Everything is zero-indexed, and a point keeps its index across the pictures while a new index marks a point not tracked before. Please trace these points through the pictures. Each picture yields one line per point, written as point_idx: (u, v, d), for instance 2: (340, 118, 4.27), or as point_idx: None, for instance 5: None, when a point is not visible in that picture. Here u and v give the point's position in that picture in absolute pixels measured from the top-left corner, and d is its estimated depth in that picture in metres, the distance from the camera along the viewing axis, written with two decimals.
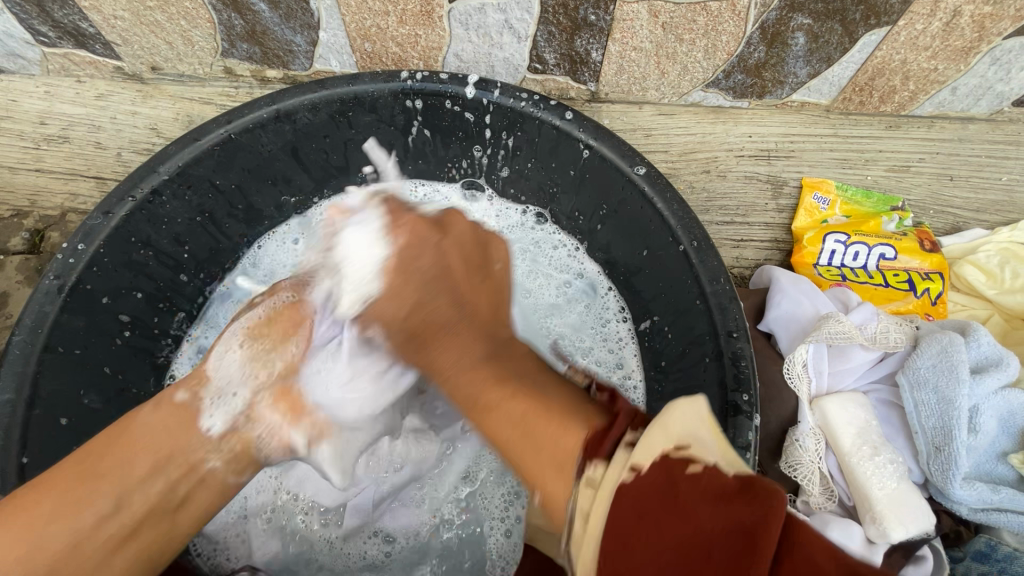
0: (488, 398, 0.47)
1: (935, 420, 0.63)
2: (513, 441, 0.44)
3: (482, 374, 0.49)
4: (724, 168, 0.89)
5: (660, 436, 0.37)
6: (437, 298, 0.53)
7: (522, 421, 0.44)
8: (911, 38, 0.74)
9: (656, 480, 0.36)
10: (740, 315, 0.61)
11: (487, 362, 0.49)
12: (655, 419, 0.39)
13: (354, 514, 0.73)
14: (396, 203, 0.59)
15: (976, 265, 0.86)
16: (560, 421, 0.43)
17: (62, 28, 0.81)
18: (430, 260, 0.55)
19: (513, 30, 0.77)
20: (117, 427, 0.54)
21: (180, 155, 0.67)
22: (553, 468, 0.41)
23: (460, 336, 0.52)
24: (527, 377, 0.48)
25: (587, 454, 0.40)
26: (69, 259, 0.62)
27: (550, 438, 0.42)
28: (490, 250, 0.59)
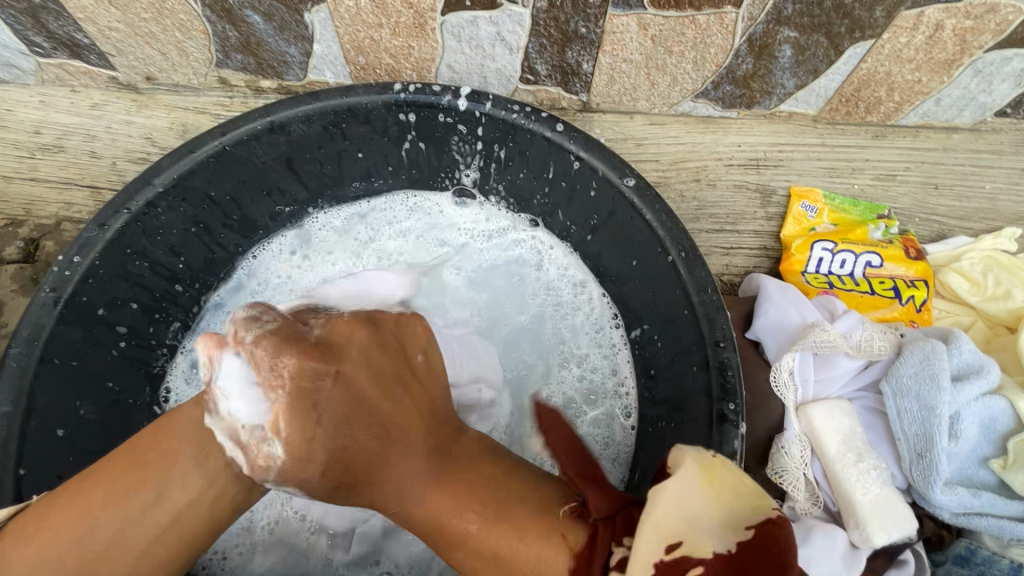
0: (451, 531, 0.50)
1: (917, 427, 0.65)
2: (485, 571, 0.49)
3: (462, 494, 0.51)
4: (714, 177, 0.91)
5: (652, 534, 0.43)
6: (378, 489, 0.51)
7: (496, 554, 0.48)
8: (895, 51, 0.76)
9: (670, 565, 0.42)
10: (727, 325, 0.62)
11: (439, 528, 0.51)
12: (643, 515, 0.44)
13: (362, 541, 0.74)
14: (272, 334, 0.50)
15: (960, 272, 0.87)
16: (541, 539, 0.48)
17: (56, 39, 0.82)
18: (325, 391, 0.49)
19: (505, 41, 0.78)
20: (164, 421, 0.51)
21: (174, 168, 0.67)
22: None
23: (434, 549, 0.52)
24: (499, 497, 0.50)
25: (577, 568, 0.47)
26: (64, 271, 0.62)
27: (533, 565, 0.47)
28: (406, 347, 0.57)
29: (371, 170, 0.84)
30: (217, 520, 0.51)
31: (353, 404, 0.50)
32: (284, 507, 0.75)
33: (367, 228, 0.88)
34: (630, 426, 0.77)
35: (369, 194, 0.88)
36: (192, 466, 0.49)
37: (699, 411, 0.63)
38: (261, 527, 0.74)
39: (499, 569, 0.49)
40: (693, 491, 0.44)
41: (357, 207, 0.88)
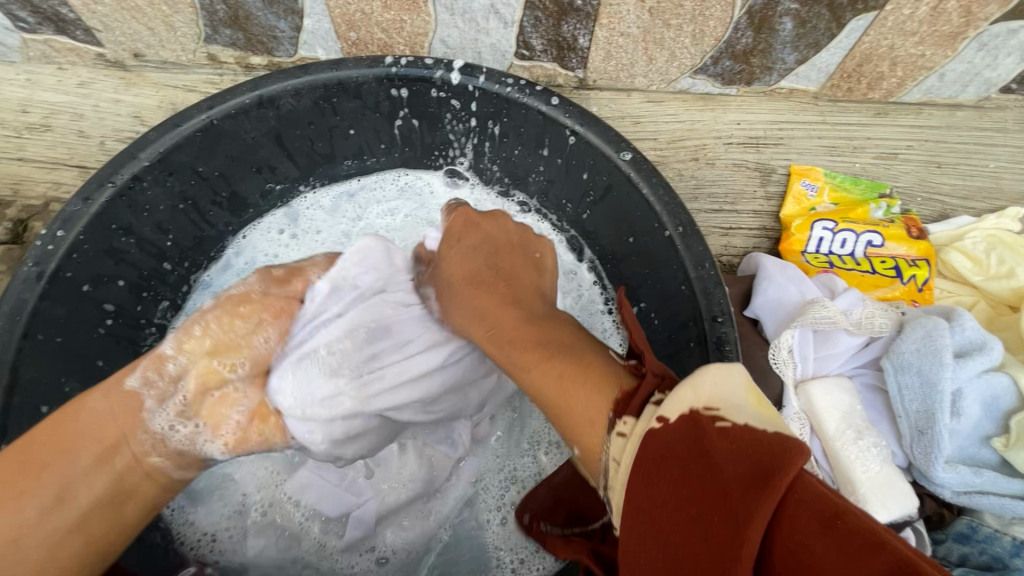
0: (520, 358, 0.50)
1: (918, 404, 0.64)
2: (551, 396, 0.46)
3: (532, 347, 0.49)
4: (712, 156, 0.89)
5: (690, 393, 0.37)
6: (488, 330, 0.55)
7: (547, 397, 0.46)
8: (899, 23, 0.74)
9: (685, 431, 0.35)
10: (724, 299, 0.61)
11: (520, 354, 0.50)
12: (687, 377, 0.38)
13: (356, 526, 0.72)
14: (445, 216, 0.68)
15: (962, 251, 0.86)
16: (588, 383, 0.44)
17: (41, 13, 0.80)
18: (470, 249, 0.63)
19: (499, 14, 0.76)
20: (62, 416, 0.52)
21: (160, 142, 0.66)
22: (586, 422, 0.43)
23: (506, 333, 0.53)
24: (564, 352, 0.48)
25: (616, 410, 0.41)
26: (48, 245, 0.61)
27: (582, 396, 0.44)
28: (528, 244, 0.65)
29: (363, 148, 0.83)
30: (127, 513, 0.54)
31: (478, 274, 0.60)
32: (276, 491, 0.74)
33: (355, 206, 0.86)
34: None
35: (361, 173, 0.87)
36: (94, 466, 0.51)
37: None
38: (254, 509, 0.73)
39: (558, 419, 0.46)
40: (743, 382, 0.37)
41: (347, 186, 0.87)
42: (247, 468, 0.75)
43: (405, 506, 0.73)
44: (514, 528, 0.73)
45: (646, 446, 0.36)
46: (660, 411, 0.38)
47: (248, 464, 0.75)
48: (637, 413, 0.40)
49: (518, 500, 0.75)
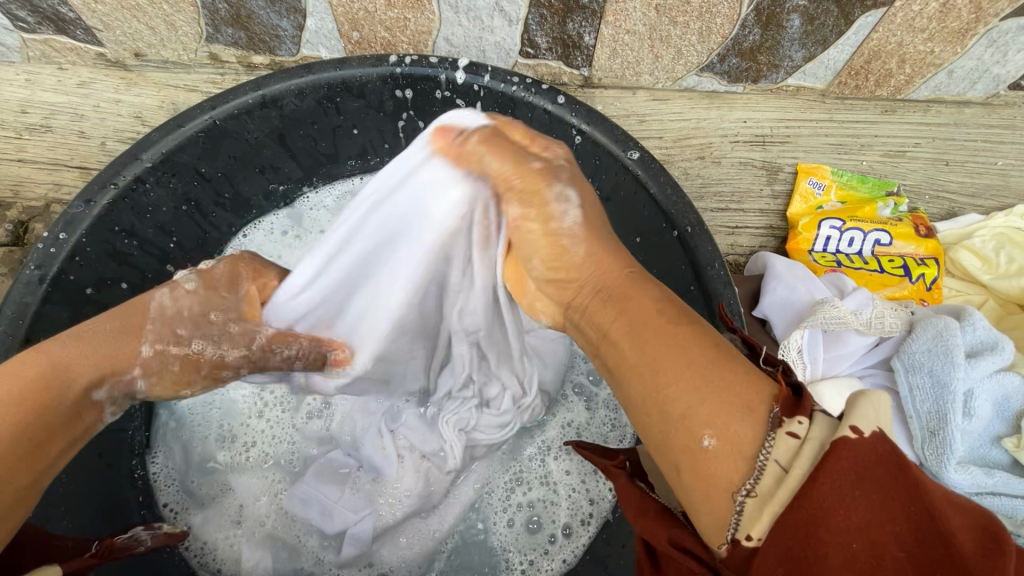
0: (649, 323, 0.40)
1: (930, 404, 0.63)
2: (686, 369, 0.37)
3: (674, 315, 0.40)
4: (719, 154, 0.88)
5: (863, 417, 0.32)
6: (628, 269, 0.44)
7: (692, 373, 0.36)
8: (908, 19, 0.73)
9: (881, 448, 0.31)
10: (734, 300, 0.60)
11: (670, 321, 0.40)
12: (857, 393, 0.33)
13: (353, 543, 0.69)
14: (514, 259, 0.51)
15: (971, 250, 0.85)
16: (746, 371, 0.36)
17: (41, 13, 0.79)
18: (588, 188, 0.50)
19: (504, 12, 0.75)
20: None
21: (162, 142, 0.65)
22: (739, 409, 0.34)
23: (650, 296, 0.41)
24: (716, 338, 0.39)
25: (788, 409, 0.34)
26: (50, 248, 0.60)
27: (732, 380, 0.36)
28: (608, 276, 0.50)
29: (367, 147, 0.82)
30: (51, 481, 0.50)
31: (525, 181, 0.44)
32: (276, 503, 0.73)
33: None
34: None
35: (364, 172, 0.87)
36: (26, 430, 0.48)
37: None
38: (255, 519, 0.72)
39: (685, 409, 0.36)
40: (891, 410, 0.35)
41: (350, 184, 0.86)
42: (248, 478, 0.74)
43: (402, 525, 0.71)
44: (521, 529, 0.73)
45: (842, 456, 0.30)
46: (846, 420, 0.32)
47: (247, 475, 0.74)
48: (813, 417, 0.33)
49: (524, 501, 0.74)
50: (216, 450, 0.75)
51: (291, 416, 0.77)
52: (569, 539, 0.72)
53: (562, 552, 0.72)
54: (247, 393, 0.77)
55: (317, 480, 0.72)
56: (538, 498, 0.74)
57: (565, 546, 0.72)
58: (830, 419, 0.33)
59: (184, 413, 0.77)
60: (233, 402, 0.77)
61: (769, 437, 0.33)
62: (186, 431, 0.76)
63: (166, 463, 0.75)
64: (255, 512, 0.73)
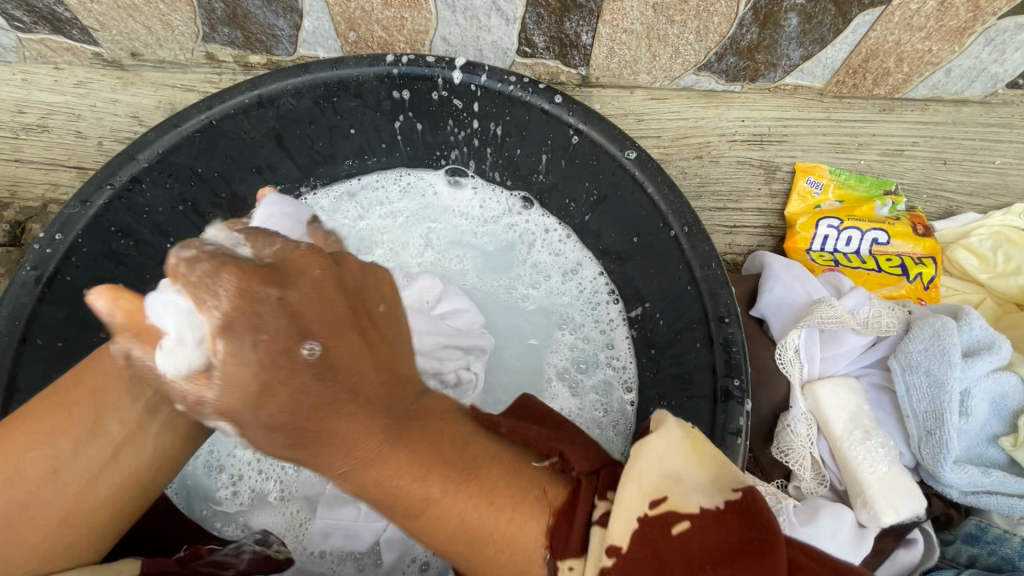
0: (405, 495, 0.38)
1: (927, 404, 0.63)
2: (460, 543, 0.38)
3: (429, 481, 0.38)
4: (716, 153, 0.88)
5: (637, 490, 0.36)
6: (269, 426, 0.38)
7: (464, 525, 0.37)
8: (906, 18, 0.73)
9: (643, 554, 0.34)
10: (731, 299, 0.60)
11: (394, 496, 0.38)
12: (626, 469, 0.37)
13: (390, 547, 0.69)
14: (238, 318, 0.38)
15: (968, 248, 0.85)
16: (511, 503, 0.38)
17: (37, 13, 0.79)
18: (274, 319, 0.38)
19: (501, 11, 0.75)
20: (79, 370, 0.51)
21: (159, 142, 0.65)
22: (518, 561, 0.37)
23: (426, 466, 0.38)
24: (453, 474, 0.38)
25: (553, 551, 0.37)
26: (46, 249, 0.60)
27: (502, 538, 0.37)
28: (366, 299, 0.44)
29: (364, 147, 0.82)
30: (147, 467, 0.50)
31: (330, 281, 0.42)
32: (299, 539, 0.71)
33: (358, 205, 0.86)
34: (631, 400, 0.76)
35: (362, 173, 0.86)
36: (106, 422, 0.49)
37: (703, 386, 0.61)
38: None
39: (472, 560, 0.38)
40: (679, 445, 0.39)
41: (348, 185, 0.86)
42: (263, 515, 0.73)
43: None
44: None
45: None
46: (610, 534, 0.35)
47: (263, 513, 0.73)
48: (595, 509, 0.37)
49: None
50: (218, 480, 0.74)
51: None
52: None
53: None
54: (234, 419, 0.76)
55: (330, 512, 0.70)
56: None
57: None
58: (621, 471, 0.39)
59: None
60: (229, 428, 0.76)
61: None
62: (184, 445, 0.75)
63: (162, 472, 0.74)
64: (281, 554, 0.71)
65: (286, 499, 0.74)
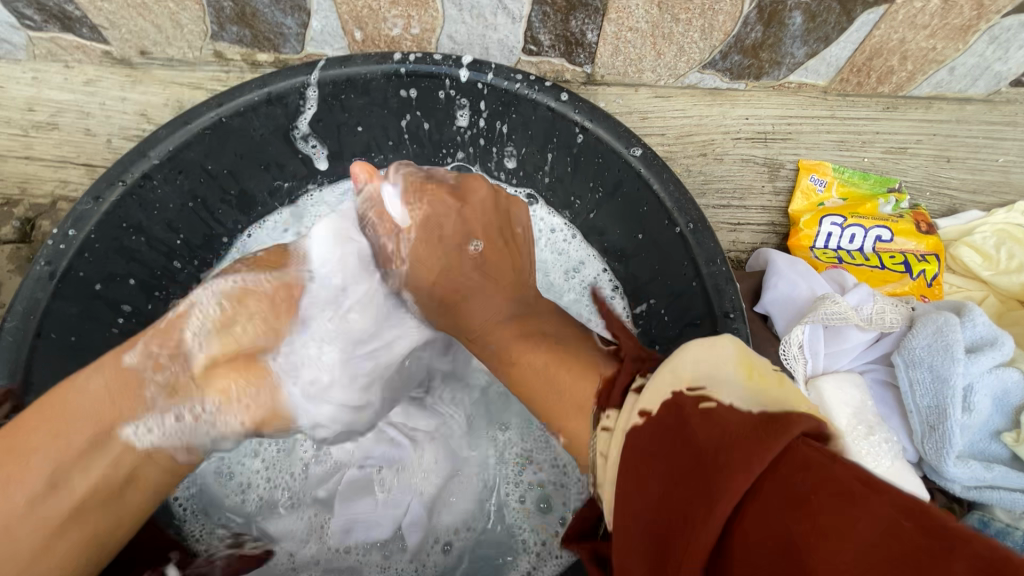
0: (511, 354, 0.58)
1: (929, 400, 0.64)
2: (539, 391, 0.53)
3: (535, 356, 0.54)
4: (721, 151, 0.89)
5: (670, 376, 0.40)
6: (432, 281, 0.66)
7: (548, 377, 0.52)
8: (910, 16, 0.74)
9: (665, 421, 0.38)
10: (736, 295, 0.60)
11: (512, 361, 0.57)
12: (666, 364, 0.42)
13: (413, 531, 0.72)
14: (415, 180, 0.67)
15: (971, 246, 0.86)
16: (578, 376, 0.50)
17: (47, 11, 0.80)
18: (454, 232, 0.66)
19: (508, 10, 0.76)
20: (50, 402, 0.50)
21: (169, 139, 0.65)
22: (575, 412, 0.48)
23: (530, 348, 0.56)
24: (547, 355, 0.54)
25: (602, 404, 0.46)
26: (59, 245, 0.61)
27: (571, 385, 0.50)
28: (512, 217, 0.71)
29: (371, 145, 0.83)
30: (132, 498, 0.54)
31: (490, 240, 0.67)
32: (323, 541, 0.72)
33: None
34: None
35: None
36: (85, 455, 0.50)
37: None
38: (307, 562, 0.71)
39: (546, 401, 0.52)
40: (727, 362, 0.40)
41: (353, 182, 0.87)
42: (282, 522, 0.72)
43: (448, 485, 0.74)
44: (532, 507, 0.72)
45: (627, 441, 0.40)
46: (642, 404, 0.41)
47: (279, 519, 0.73)
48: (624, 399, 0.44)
49: (537, 482, 0.73)
50: (228, 491, 0.73)
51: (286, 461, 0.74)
52: None
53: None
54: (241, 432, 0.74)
55: (347, 507, 0.73)
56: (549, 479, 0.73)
57: None
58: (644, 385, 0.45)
59: None
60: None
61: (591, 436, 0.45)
62: None
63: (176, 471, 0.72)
64: (305, 557, 0.71)
65: (299, 504, 0.73)
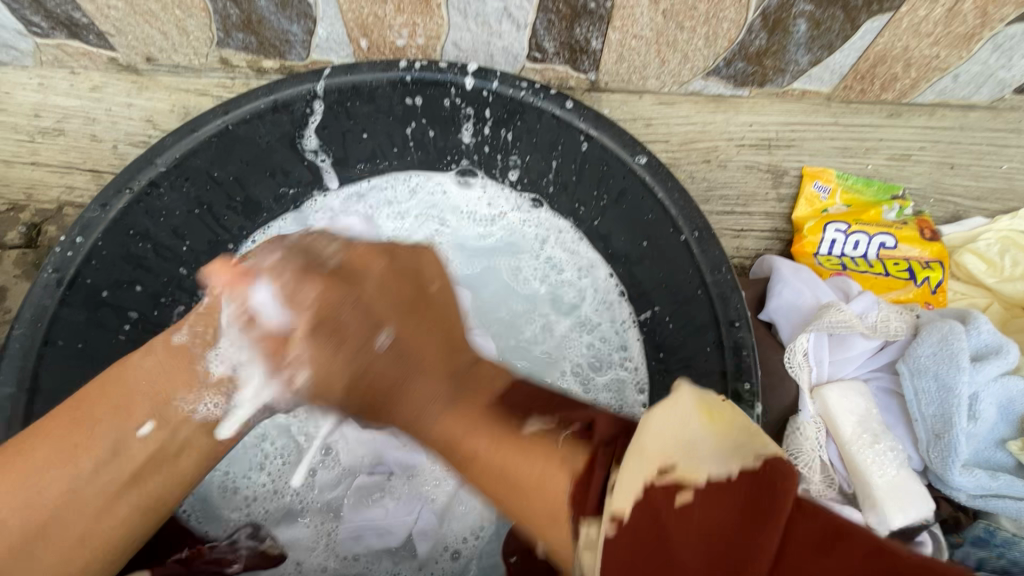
0: (463, 446, 0.48)
1: (935, 408, 0.64)
2: (502, 488, 0.45)
3: (478, 436, 0.48)
4: (724, 158, 0.89)
5: (641, 460, 0.38)
6: (349, 386, 0.54)
7: (504, 470, 0.45)
8: (913, 24, 0.74)
9: (641, 521, 0.37)
10: (741, 304, 0.60)
11: (459, 458, 0.48)
12: (632, 444, 0.39)
13: (423, 538, 0.72)
14: (292, 262, 0.55)
15: (976, 253, 0.86)
16: (548, 481, 0.43)
17: (54, 18, 0.80)
18: (363, 317, 0.54)
19: (512, 18, 0.76)
20: (107, 378, 0.52)
21: (176, 147, 0.66)
22: (548, 518, 0.42)
23: (455, 417, 0.50)
24: (500, 430, 0.47)
25: (575, 507, 0.41)
26: (67, 252, 0.61)
27: (539, 482, 0.43)
28: (424, 273, 0.60)
29: (376, 151, 0.83)
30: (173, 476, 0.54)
31: (398, 302, 0.57)
32: (331, 549, 0.72)
33: (367, 206, 0.88)
34: (643, 401, 0.78)
35: (373, 175, 0.87)
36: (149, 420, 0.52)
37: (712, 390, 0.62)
38: (315, 570, 0.71)
39: (522, 515, 0.44)
40: (688, 419, 0.40)
41: (358, 187, 0.87)
42: (291, 529, 0.72)
43: (457, 492, 0.74)
44: None
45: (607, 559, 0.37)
46: (612, 506, 0.38)
47: (286, 528, 0.73)
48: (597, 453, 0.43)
49: None
50: (234, 503, 0.73)
51: (292, 469, 0.75)
52: None
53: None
54: (249, 442, 0.75)
55: (357, 513, 0.72)
56: None
57: None
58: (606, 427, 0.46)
59: None
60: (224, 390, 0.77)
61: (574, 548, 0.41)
62: None
63: None
64: (312, 565, 0.71)
65: (306, 512, 0.73)
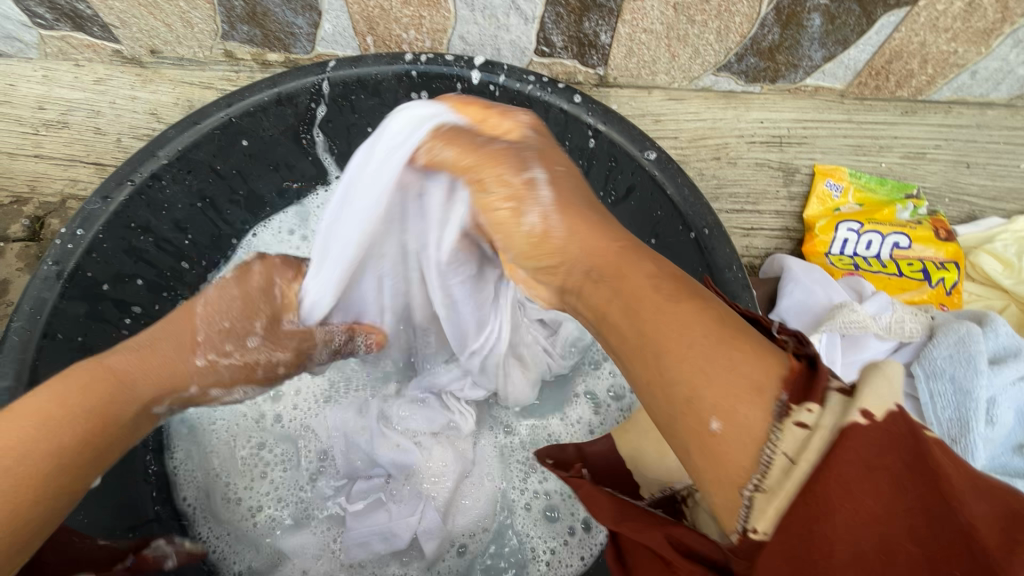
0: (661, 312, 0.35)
1: (952, 412, 0.61)
2: (702, 355, 0.32)
3: (674, 291, 0.36)
4: (734, 155, 0.87)
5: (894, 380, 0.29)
6: (614, 247, 0.41)
7: (720, 354, 0.32)
8: (931, 19, 0.72)
9: (902, 432, 0.28)
10: (752, 303, 0.59)
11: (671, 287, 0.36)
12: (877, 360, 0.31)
13: (429, 538, 0.68)
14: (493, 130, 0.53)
15: (992, 254, 0.84)
16: (754, 349, 0.32)
17: (59, 10, 0.80)
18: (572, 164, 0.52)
19: (520, 10, 0.74)
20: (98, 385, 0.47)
21: (179, 139, 0.65)
22: (748, 389, 0.30)
23: (646, 265, 0.38)
24: (717, 311, 0.35)
25: (796, 395, 0.30)
26: (67, 244, 0.60)
27: (754, 359, 0.32)
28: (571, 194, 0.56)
29: None
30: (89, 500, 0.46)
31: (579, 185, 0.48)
32: (337, 558, 0.70)
33: None
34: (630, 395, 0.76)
35: None
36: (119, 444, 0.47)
37: None
38: None
39: (711, 380, 0.31)
40: None
41: None
42: (298, 537, 0.70)
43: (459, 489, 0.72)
44: (539, 516, 0.72)
45: (851, 446, 0.27)
46: (860, 399, 0.28)
47: (293, 536, 0.71)
48: (826, 399, 0.29)
49: (541, 490, 0.73)
50: (239, 514, 0.71)
51: (294, 476, 0.74)
52: (588, 534, 0.70)
53: (581, 548, 0.70)
54: (244, 454, 0.74)
55: (359, 522, 0.70)
56: (555, 489, 0.73)
57: (584, 541, 0.70)
58: (845, 397, 0.29)
59: (193, 420, 0.74)
60: (207, 436, 0.74)
61: (775, 428, 0.29)
62: (197, 463, 0.73)
63: (185, 464, 0.73)
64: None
65: (312, 518, 0.72)
